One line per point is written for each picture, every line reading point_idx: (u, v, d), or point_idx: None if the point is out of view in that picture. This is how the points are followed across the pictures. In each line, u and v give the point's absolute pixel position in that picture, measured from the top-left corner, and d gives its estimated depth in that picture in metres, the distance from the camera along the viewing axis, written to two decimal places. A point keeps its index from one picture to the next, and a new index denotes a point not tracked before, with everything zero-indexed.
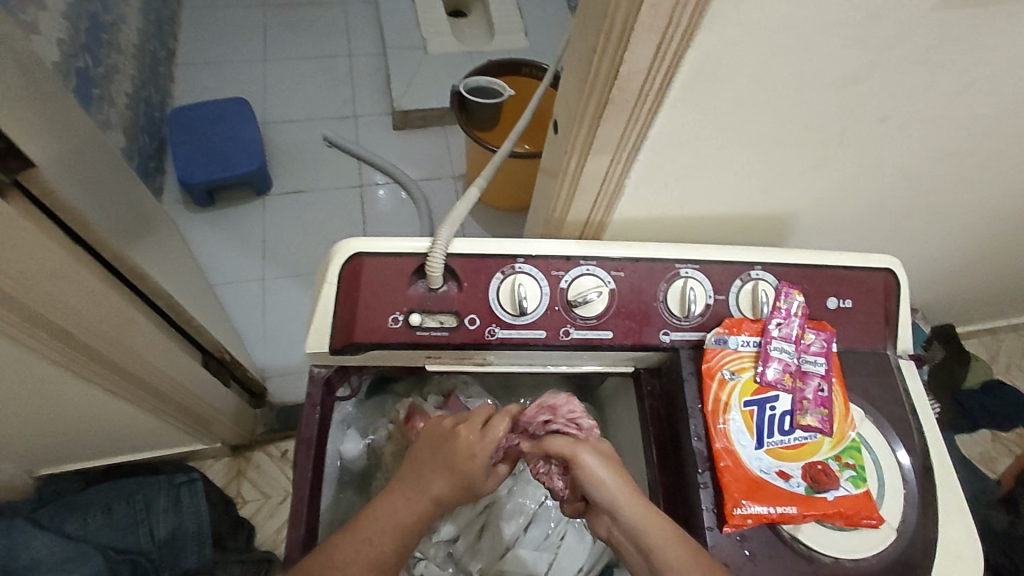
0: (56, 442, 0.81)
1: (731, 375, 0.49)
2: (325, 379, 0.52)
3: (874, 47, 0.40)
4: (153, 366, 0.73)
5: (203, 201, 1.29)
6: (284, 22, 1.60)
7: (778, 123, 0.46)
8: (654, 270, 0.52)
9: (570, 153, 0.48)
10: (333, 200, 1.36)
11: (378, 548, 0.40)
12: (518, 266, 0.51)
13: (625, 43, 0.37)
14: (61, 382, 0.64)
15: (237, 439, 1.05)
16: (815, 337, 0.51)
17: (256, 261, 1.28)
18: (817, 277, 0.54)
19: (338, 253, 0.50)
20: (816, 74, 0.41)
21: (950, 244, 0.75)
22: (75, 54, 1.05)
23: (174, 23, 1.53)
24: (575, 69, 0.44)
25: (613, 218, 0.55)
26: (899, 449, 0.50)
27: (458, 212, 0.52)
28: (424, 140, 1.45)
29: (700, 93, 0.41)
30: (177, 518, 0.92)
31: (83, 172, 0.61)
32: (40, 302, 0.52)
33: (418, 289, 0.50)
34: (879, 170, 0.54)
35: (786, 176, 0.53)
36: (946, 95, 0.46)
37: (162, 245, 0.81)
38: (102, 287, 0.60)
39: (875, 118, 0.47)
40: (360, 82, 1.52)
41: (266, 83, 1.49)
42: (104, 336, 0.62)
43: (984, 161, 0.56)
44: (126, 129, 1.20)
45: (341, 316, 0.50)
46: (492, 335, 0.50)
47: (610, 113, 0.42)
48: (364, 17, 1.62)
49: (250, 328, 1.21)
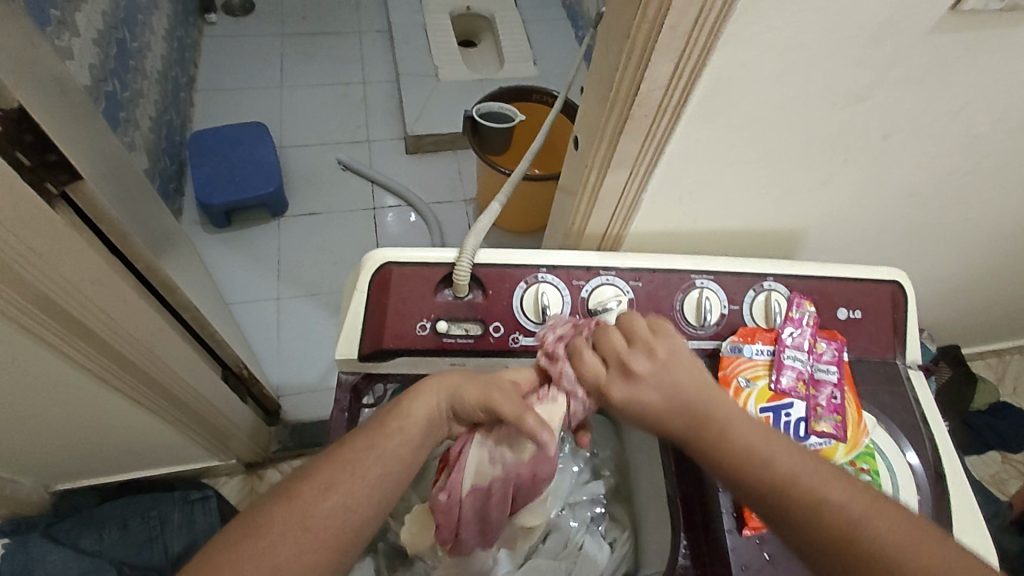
0: (75, 455, 0.81)
1: (746, 383, 0.51)
2: (352, 385, 0.54)
3: (876, 67, 0.43)
4: (177, 376, 0.74)
5: (220, 221, 1.32)
6: (300, 50, 1.65)
7: (787, 140, 0.48)
8: (670, 281, 0.54)
9: (590, 167, 0.50)
10: (346, 222, 1.39)
11: (372, 463, 0.39)
12: (540, 276, 0.53)
13: (645, 62, 0.40)
14: (89, 389, 0.65)
15: (251, 455, 1.05)
16: (827, 346, 0.53)
17: (270, 280, 1.30)
18: (827, 289, 0.56)
19: (368, 262, 0.53)
20: (822, 92, 0.44)
21: (956, 262, 0.77)
22: (104, 79, 1.09)
23: (195, 52, 1.59)
24: (596, 88, 0.47)
25: (629, 231, 0.57)
26: (908, 451, 0.51)
27: (482, 224, 0.54)
28: (436, 163, 1.49)
29: (715, 109, 0.44)
30: (191, 535, 0.93)
31: (118, 186, 0.63)
32: (78, 307, 0.54)
33: (445, 297, 0.52)
34: (883, 187, 0.56)
35: (796, 191, 0.55)
36: (945, 115, 0.48)
37: (182, 259, 0.84)
38: (135, 296, 0.62)
39: (879, 136, 0.49)
40: (373, 108, 1.56)
41: (283, 109, 1.54)
42: (134, 345, 0.64)
43: (985, 179, 0.58)
44: (148, 151, 1.24)
45: (370, 324, 0.52)
46: (515, 342, 0.52)
47: (630, 128, 0.45)
48: (378, 46, 1.68)
49: (264, 346, 1.23)
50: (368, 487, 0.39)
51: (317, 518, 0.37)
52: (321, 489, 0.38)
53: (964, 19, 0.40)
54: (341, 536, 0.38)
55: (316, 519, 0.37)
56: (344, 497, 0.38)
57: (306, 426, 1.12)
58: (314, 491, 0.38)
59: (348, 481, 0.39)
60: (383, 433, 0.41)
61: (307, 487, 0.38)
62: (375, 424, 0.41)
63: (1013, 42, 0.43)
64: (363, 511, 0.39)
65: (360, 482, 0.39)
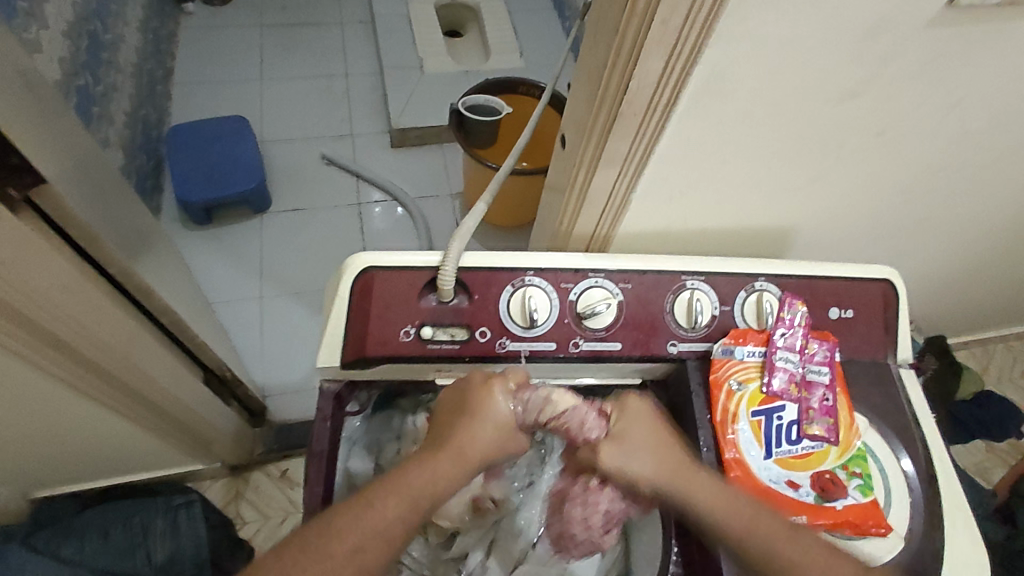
0: (52, 463, 0.79)
1: (738, 386, 0.50)
2: (335, 394, 0.52)
3: (872, 63, 0.42)
4: (155, 383, 0.72)
5: (200, 219, 1.29)
6: (281, 41, 1.62)
7: (780, 137, 0.47)
8: (661, 282, 0.53)
9: (579, 166, 0.49)
10: (331, 218, 1.36)
11: (399, 529, 0.39)
12: (527, 279, 0.51)
13: (634, 60, 0.38)
14: (62, 398, 0.63)
15: (236, 458, 1.03)
16: (819, 347, 0.52)
17: (253, 278, 1.28)
18: (818, 288, 0.55)
19: (349, 267, 0.51)
20: (817, 88, 0.43)
21: (945, 257, 0.77)
22: (76, 73, 1.05)
23: (171, 44, 1.54)
24: (585, 85, 0.45)
25: (618, 231, 0.56)
26: (903, 457, 0.50)
27: (467, 225, 0.52)
28: (421, 157, 1.47)
29: (706, 108, 0.42)
30: (175, 542, 0.91)
31: (88, 187, 0.61)
32: (45, 315, 0.52)
33: (430, 302, 0.51)
34: (875, 184, 0.56)
35: (788, 189, 0.54)
36: (940, 111, 0.48)
37: (160, 260, 0.81)
38: (108, 303, 0.60)
39: (873, 132, 0.48)
40: (357, 101, 1.53)
41: (264, 102, 1.50)
42: (109, 353, 0.62)
43: (975, 175, 0.58)
44: (124, 147, 1.20)
45: (353, 331, 0.50)
46: (503, 347, 0.51)
47: (619, 127, 0.43)
48: (361, 38, 1.65)
49: (248, 345, 1.21)
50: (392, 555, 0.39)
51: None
52: (351, 554, 0.37)
53: (960, 14, 0.39)
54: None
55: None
56: (369, 562, 0.38)
57: (291, 428, 1.11)
58: (341, 551, 0.37)
59: (377, 549, 0.38)
60: (412, 497, 0.40)
61: (336, 548, 0.37)
62: (398, 483, 0.40)
63: (1009, 36, 0.42)
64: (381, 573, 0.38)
65: (386, 549, 0.38)
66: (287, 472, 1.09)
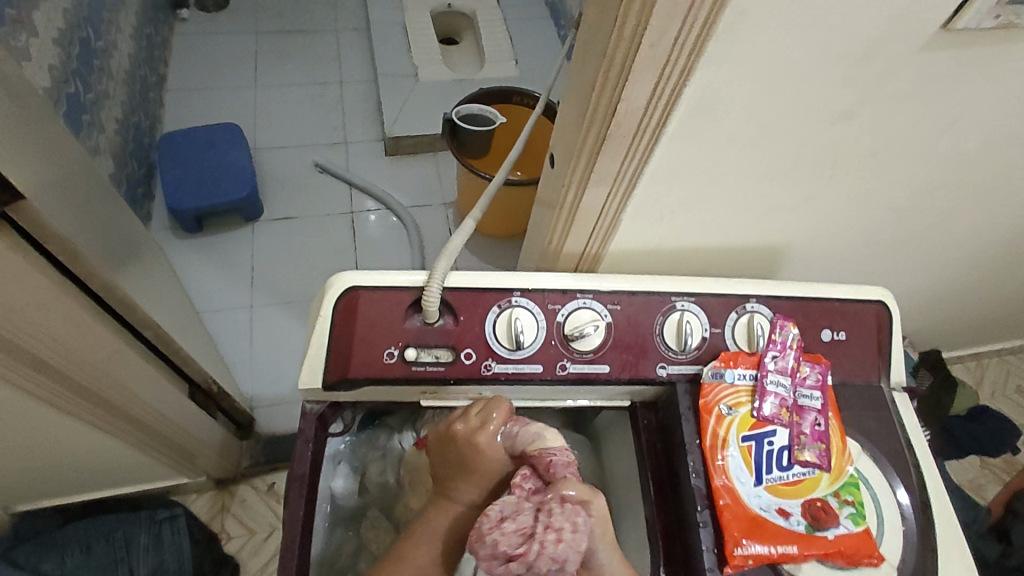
0: (33, 477, 0.78)
1: (728, 410, 0.49)
2: (318, 415, 0.51)
3: (865, 86, 0.41)
4: (137, 398, 0.71)
5: (192, 227, 1.28)
6: (276, 48, 1.61)
7: (772, 158, 0.46)
8: (651, 303, 0.52)
9: (568, 185, 0.48)
10: (323, 226, 1.35)
11: (434, 574, 0.41)
12: (514, 299, 0.50)
13: (623, 81, 0.38)
14: (40, 415, 0.62)
15: (222, 471, 1.02)
16: (811, 370, 0.51)
17: (244, 287, 1.26)
18: (810, 310, 0.54)
19: (333, 286, 0.50)
20: (809, 111, 0.42)
21: (938, 274, 0.76)
22: (66, 80, 1.04)
23: (165, 50, 1.54)
24: (573, 103, 0.45)
25: (608, 250, 0.55)
26: (897, 488, 0.49)
27: (455, 244, 0.51)
28: (415, 165, 1.46)
29: (696, 129, 0.42)
30: (158, 556, 0.90)
31: (72, 200, 0.60)
32: (20, 333, 0.51)
33: (414, 323, 0.50)
34: (868, 203, 0.55)
35: (780, 209, 0.53)
36: (934, 133, 0.47)
37: (147, 271, 0.80)
38: (89, 319, 0.59)
39: (866, 153, 0.48)
40: (351, 109, 1.53)
41: (257, 109, 1.50)
42: (88, 370, 0.61)
43: (969, 196, 0.57)
44: (115, 154, 1.19)
45: (335, 352, 0.49)
46: (488, 369, 0.50)
47: (608, 148, 0.42)
48: (356, 45, 1.64)
49: (237, 355, 1.19)
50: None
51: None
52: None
53: (954, 37, 0.38)
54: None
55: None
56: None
57: (278, 440, 1.09)
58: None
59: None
60: (437, 548, 0.41)
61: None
62: (423, 533, 0.41)
63: (1004, 59, 0.41)
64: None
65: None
66: (274, 485, 1.07)
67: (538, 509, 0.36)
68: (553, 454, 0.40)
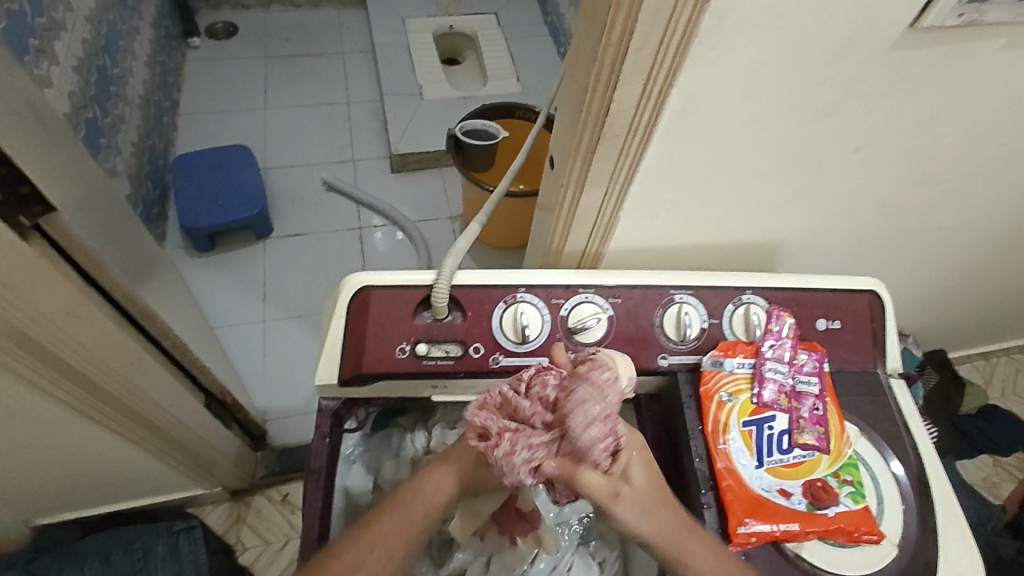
0: (54, 489, 0.80)
1: (728, 397, 0.51)
2: (333, 411, 0.54)
3: (840, 84, 0.43)
4: (157, 405, 0.73)
5: (205, 245, 1.32)
6: (285, 71, 1.66)
7: (758, 155, 0.49)
8: (649, 297, 0.55)
9: (566, 186, 0.50)
10: (332, 241, 1.39)
11: (398, 542, 0.42)
12: (519, 295, 0.53)
13: (613, 84, 0.40)
14: (65, 422, 0.64)
15: (237, 482, 1.04)
16: (807, 357, 0.53)
17: (257, 303, 1.29)
18: (805, 300, 0.56)
19: (347, 287, 0.53)
20: (790, 109, 0.45)
21: (935, 269, 0.78)
22: (85, 106, 1.09)
23: (178, 76, 1.59)
24: (568, 109, 0.47)
25: (608, 248, 0.57)
26: (893, 461, 0.51)
27: (461, 244, 0.54)
28: (421, 181, 1.50)
29: (684, 127, 0.44)
30: (176, 565, 0.91)
31: (94, 215, 0.63)
32: (52, 339, 0.54)
33: (424, 319, 0.52)
34: (857, 198, 0.57)
35: (772, 205, 0.55)
36: (913, 127, 0.49)
37: (164, 285, 0.83)
38: (113, 327, 0.62)
39: (850, 149, 0.50)
40: (358, 128, 1.57)
41: (267, 131, 1.54)
42: (114, 375, 0.63)
43: (956, 188, 0.59)
44: (131, 176, 1.23)
45: (350, 349, 0.51)
46: (496, 363, 0.52)
47: (603, 148, 0.45)
48: (362, 66, 1.69)
49: (250, 369, 1.22)
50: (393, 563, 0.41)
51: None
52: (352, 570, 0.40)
53: (922, 36, 0.41)
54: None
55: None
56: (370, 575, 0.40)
57: (292, 450, 1.11)
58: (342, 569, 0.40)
59: (377, 561, 0.41)
60: (404, 512, 0.42)
61: (335, 566, 0.40)
62: (397, 502, 0.43)
63: (972, 56, 0.44)
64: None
65: (386, 560, 0.41)
66: (289, 496, 1.09)
67: (501, 427, 0.39)
68: (580, 401, 0.37)
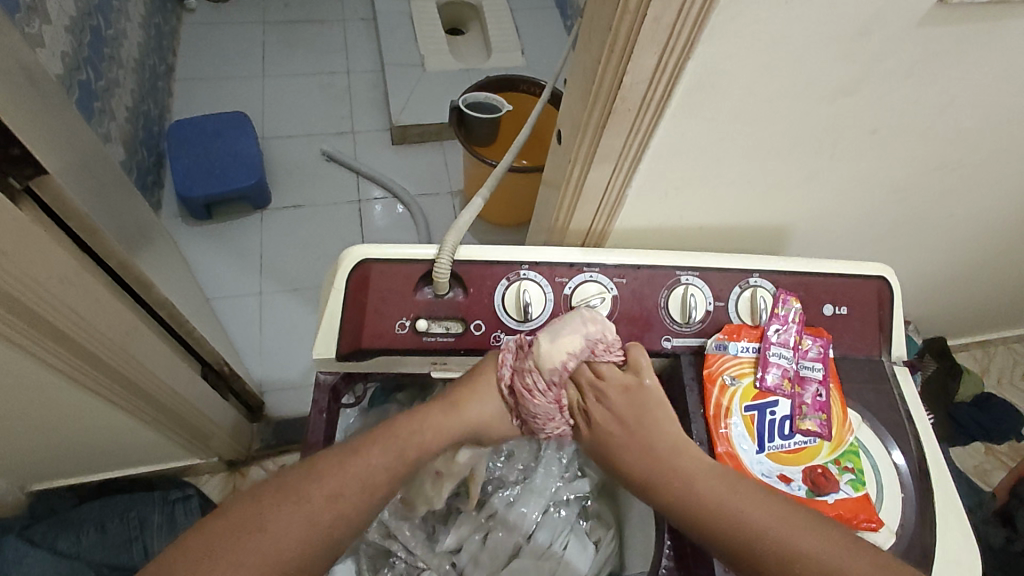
0: (49, 456, 0.80)
1: (731, 381, 0.50)
2: (331, 385, 0.53)
3: (863, 61, 0.42)
4: (152, 375, 0.73)
5: (201, 214, 1.30)
6: (283, 38, 1.62)
7: (774, 133, 0.47)
8: (655, 278, 0.54)
9: (574, 161, 0.49)
10: (331, 214, 1.37)
11: (382, 477, 0.40)
12: (523, 272, 0.52)
13: (627, 56, 0.39)
14: (59, 391, 0.63)
15: (233, 454, 1.04)
16: (812, 342, 0.52)
17: (254, 274, 1.28)
18: (813, 285, 0.55)
19: (346, 260, 0.51)
20: (809, 86, 0.43)
21: (942, 256, 0.77)
22: (77, 68, 1.06)
23: (174, 40, 1.55)
24: (579, 81, 0.46)
25: (614, 227, 0.56)
26: (894, 451, 0.51)
27: (464, 219, 0.53)
28: (422, 154, 1.47)
29: (699, 103, 0.42)
30: (172, 534, 0.91)
31: (88, 180, 0.61)
32: (46, 307, 0.52)
33: (425, 295, 0.51)
34: (870, 181, 0.56)
35: (783, 187, 0.54)
36: (933, 109, 0.48)
37: (159, 254, 0.81)
38: (108, 295, 0.61)
39: (867, 130, 0.49)
40: (358, 98, 1.54)
41: (265, 99, 1.51)
42: (108, 345, 0.62)
43: (972, 174, 0.58)
44: (125, 142, 1.21)
45: (349, 323, 0.50)
46: (497, 341, 0.51)
47: (614, 122, 0.43)
48: (363, 35, 1.65)
49: (247, 340, 1.21)
50: (372, 499, 0.39)
51: (318, 521, 0.37)
52: (327, 498, 0.38)
53: (952, 12, 0.39)
54: (333, 545, 0.38)
55: (319, 526, 0.37)
56: (348, 507, 0.38)
57: (288, 423, 1.11)
58: (319, 497, 0.38)
59: (356, 494, 0.39)
60: (398, 447, 0.41)
61: (314, 492, 0.38)
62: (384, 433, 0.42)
63: (1000, 35, 0.42)
64: (360, 519, 0.39)
65: (367, 497, 0.39)
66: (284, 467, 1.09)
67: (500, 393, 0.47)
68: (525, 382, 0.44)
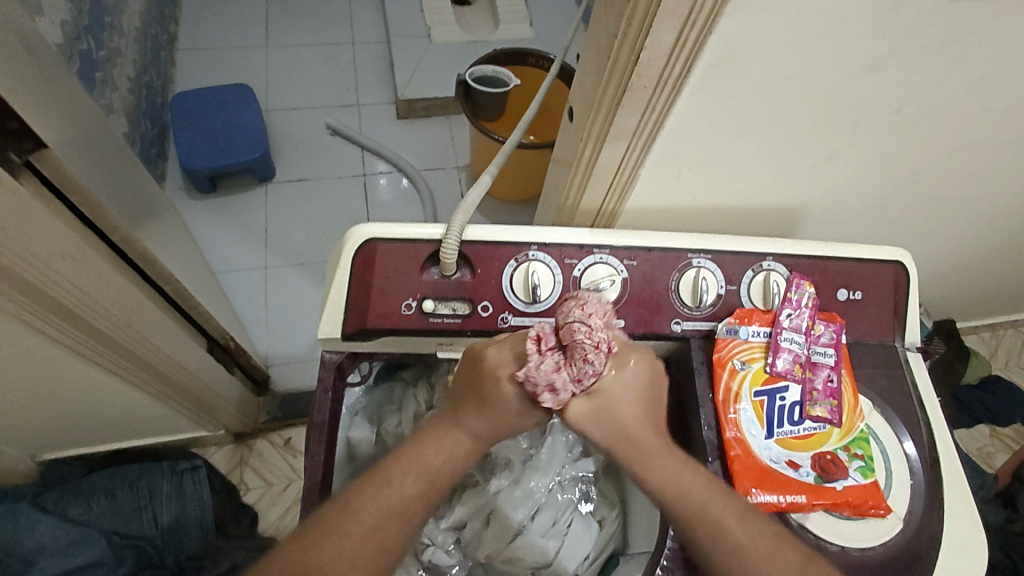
0: (59, 428, 0.80)
1: (741, 365, 0.49)
2: (336, 364, 0.52)
3: (893, 37, 0.40)
4: (159, 351, 0.73)
5: (205, 187, 1.29)
6: (287, 8, 1.58)
7: (794, 111, 0.45)
8: (667, 260, 0.52)
9: (586, 140, 0.48)
10: (335, 189, 1.35)
11: (415, 505, 0.40)
12: (531, 254, 0.51)
13: (646, 30, 0.37)
14: (67, 365, 0.64)
15: (239, 426, 1.05)
16: (825, 328, 0.52)
17: (259, 249, 1.27)
18: (827, 269, 0.54)
19: (352, 239, 0.51)
20: (833, 63, 0.41)
21: (957, 239, 0.75)
22: (78, 37, 1.03)
23: (175, 8, 1.51)
24: (594, 56, 0.44)
25: (625, 207, 0.55)
26: (906, 440, 0.50)
27: (472, 198, 0.52)
28: (428, 128, 1.45)
29: (717, 81, 0.41)
30: (181, 504, 0.93)
31: (90, 154, 0.60)
32: (49, 282, 0.52)
33: (431, 275, 0.51)
34: (890, 162, 0.54)
35: (800, 167, 0.53)
36: (961, 88, 0.46)
37: (165, 229, 0.81)
38: (112, 271, 0.60)
39: (891, 109, 0.47)
40: (363, 70, 1.51)
41: (269, 70, 1.48)
42: (113, 321, 0.62)
43: (995, 156, 0.56)
44: (128, 114, 1.19)
45: (355, 303, 0.50)
46: (505, 322, 0.51)
47: (629, 101, 0.42)
48: (368, 4, 1.61)
49: (252, 315, 1.21)
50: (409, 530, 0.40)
51: (362, 558, 0.38)
52: (368, 533, 0.38)
53: None
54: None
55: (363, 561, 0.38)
56: (387, 539, 0.39)
57: (295, 397, 1.12)
58: (358, 530, 0.38)
59: (393, 526, 0.39)
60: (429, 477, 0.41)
61: (355, 528, 0.38)
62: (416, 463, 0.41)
63: None
64: (400, 547, 0.40)
65: (404, 529, 0.40)
66: (291, 441, 1.10)
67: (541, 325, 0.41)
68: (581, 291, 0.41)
